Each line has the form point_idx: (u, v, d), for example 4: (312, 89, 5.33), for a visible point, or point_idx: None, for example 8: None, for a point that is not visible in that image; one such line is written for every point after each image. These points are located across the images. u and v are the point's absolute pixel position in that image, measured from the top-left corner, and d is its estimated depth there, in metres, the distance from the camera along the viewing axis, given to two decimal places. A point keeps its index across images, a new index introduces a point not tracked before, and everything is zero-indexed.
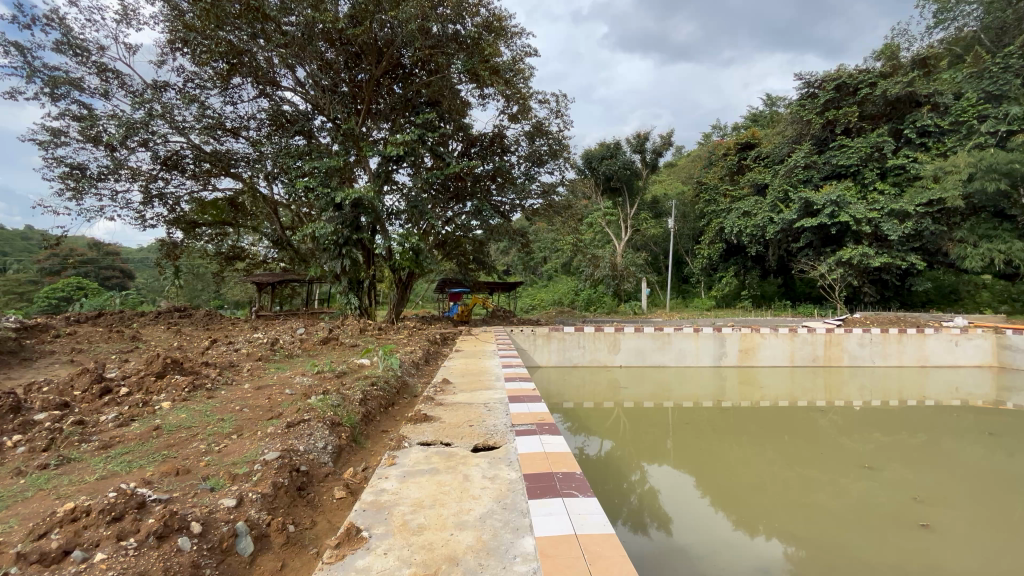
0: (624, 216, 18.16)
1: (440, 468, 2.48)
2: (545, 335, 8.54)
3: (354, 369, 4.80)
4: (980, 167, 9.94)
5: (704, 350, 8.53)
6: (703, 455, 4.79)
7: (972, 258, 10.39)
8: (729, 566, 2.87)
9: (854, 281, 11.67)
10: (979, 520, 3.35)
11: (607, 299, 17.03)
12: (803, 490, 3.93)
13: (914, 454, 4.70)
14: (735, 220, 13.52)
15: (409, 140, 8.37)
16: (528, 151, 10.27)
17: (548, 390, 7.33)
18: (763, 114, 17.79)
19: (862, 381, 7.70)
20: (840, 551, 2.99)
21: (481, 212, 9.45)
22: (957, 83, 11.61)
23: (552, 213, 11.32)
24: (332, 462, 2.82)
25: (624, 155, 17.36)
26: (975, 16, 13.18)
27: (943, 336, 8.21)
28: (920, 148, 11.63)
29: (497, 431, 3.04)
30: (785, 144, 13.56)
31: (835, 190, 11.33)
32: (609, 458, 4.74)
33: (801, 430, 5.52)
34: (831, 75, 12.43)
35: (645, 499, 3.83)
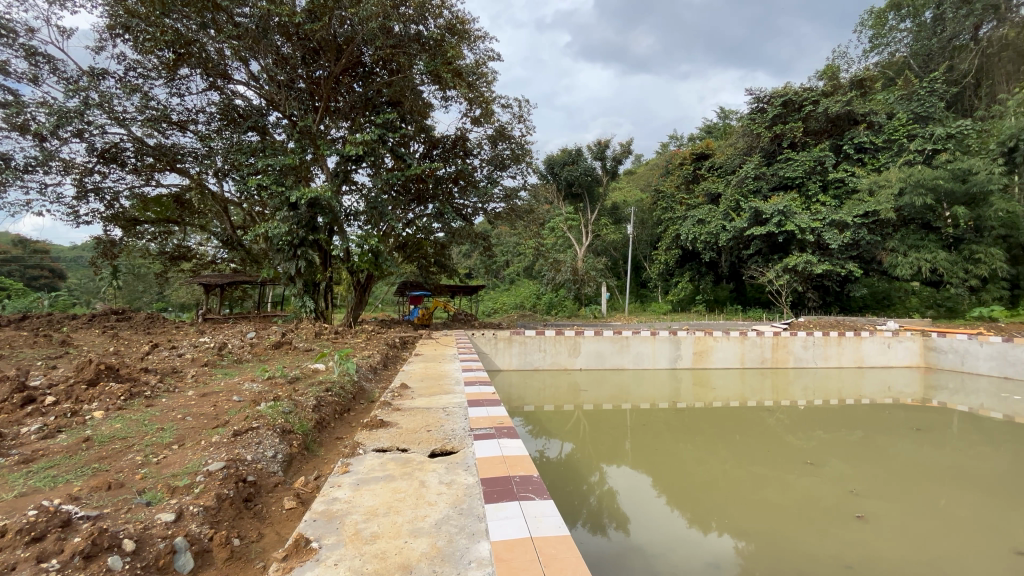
0: (585, 221, 18.47)
1: (395, 475, 2.43)
2: (507, 339, 8.57)
3: (307, 374, 4.64)
4: (909, 182, 10.74)
5: (660, 353, 8.78)
6: (660, 455, 4.92)
7: (902, 266, 11.18)
8: (684, 563, 2.95)
9: (799, 286, 12.33)
10: (908, 510, 3.59)
11: (568, 303, 17.25)
12: (752, 487, 4.10)
13: (852, 449, 4.99)
14: (690, 227, 14.01)
15: (369, 139, 8.20)
16: (490, 155, 10.29)
17: (509, 393, 7.34)
18: (717, 126, 18.58)
19: (806, 381, 8.13)
20: (784, 543, 3.13)
21: (443, 215, 9.40)
22: (889, 104, 12.49)
23: (514, 217, 11.37)
24: (282, 472, 2.70)
25: (586, 162, 17.76)
26: (906, 42, 14.25)
27: (877, 338, 8.79)
28: (857, 162, 12.45)
29: (456, 436, 3.01)
30: (737, 155, 14.18)
31: (782, 201, 11.95)
32: (570, 460, 4.78)
33: (751, 429, 5.77)
34: (778, 91, 13.13)
35: (604, 500, 3.90)
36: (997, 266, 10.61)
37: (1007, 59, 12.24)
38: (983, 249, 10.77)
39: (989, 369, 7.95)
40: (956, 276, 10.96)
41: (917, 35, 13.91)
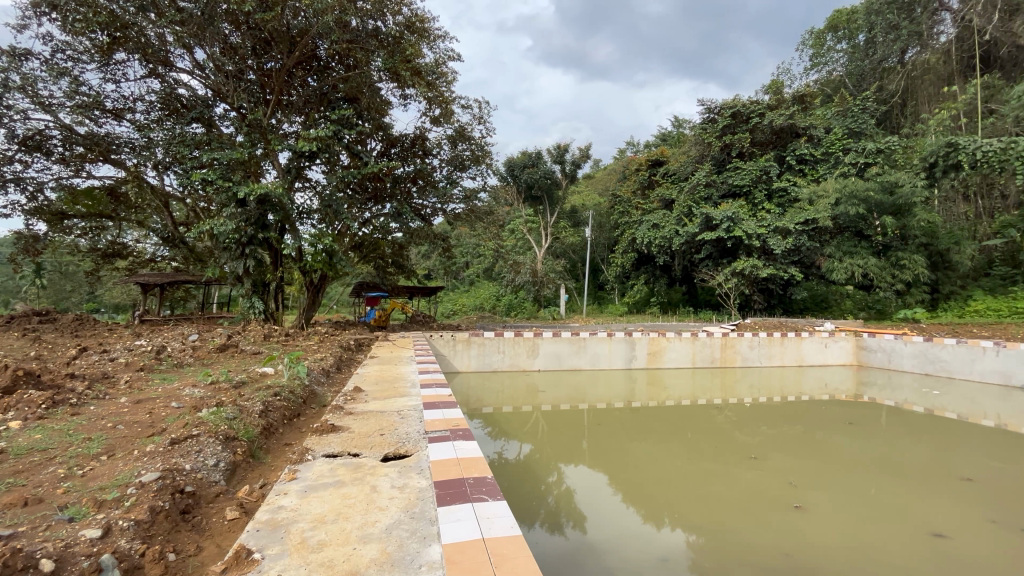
0: (544, 223, 18.65)
1: (346, 480, 2.36)
2: (465, 341, 8.55)
3: (254, 378, 4.43)
4: (843, 193, 11.53)
5: (616, 353, 8.99)
6: (616, 454, 5.03)
7: (838, 271, 11.94)
8: (637, 558, 3.03)
9: (745, 289, 12.94)
10: (841, 498, 3.84)
11: (528, 305, 17.36)
12: (702, 481, 4.27)
13: (792, 444, 5.29)
14: (645, 231, 14.40)
15: (323, 136, 7.96)
16: (450, 155, 10.23)
17: (468, 395, 7.30)
18: (671, 135, 19.27)
19: (751, 380, 8.54)
20: (730, 535, 3.27)
21: (401, 215, 9.25)
22: (827, 119, 13.35)
23: (474, 219, 11.34)
24: (224, 481, 2.57)
25: (545, 165, 17.98)
26: (842, 62, 15.31)
27: (816, 339, 9.37)
28: (798, 173, 13.21)
29: (410, 439, 2.96)
30: (690, 163, 14.76)
31: (731, 208, 12.51)
32: (528, 461, 4.80)
33: (701, 426, 6.00)
34: (728, 103, 13.76)
35: (561, 499, 3.94)
36: (919, 271, 11.53)
37: (929, 82, 13.34)
38: (907, 256, 11.67)
39: (912, 366, 8.62)
40: (885, 281, 11.81)
41: (852, 56, 14.94)
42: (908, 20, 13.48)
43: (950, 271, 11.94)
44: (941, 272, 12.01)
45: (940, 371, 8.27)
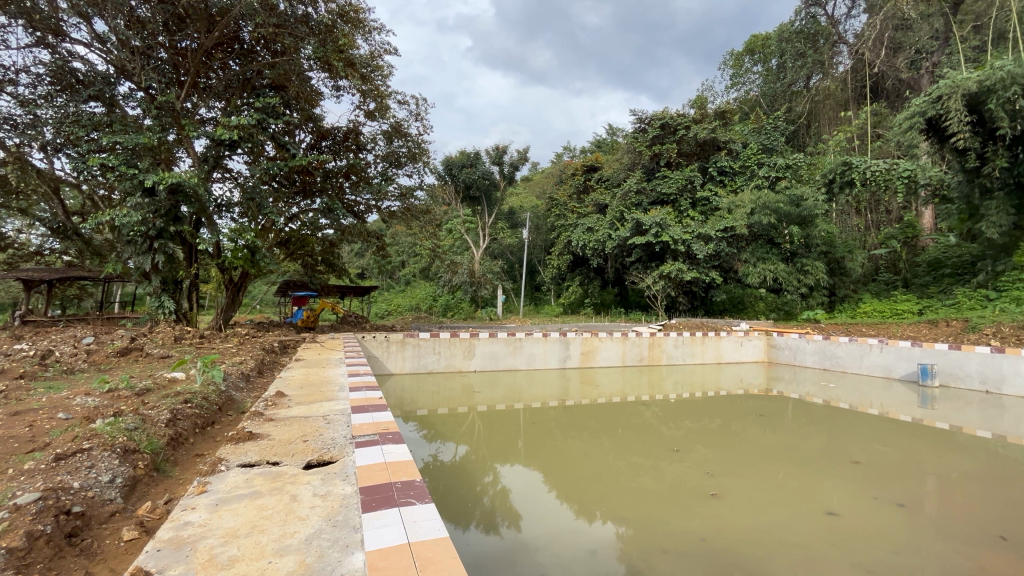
0: (482, 224, 18.65)
1: (263, 491, 2.22)
2: (400, 342, 8.38)
3: (162, 384, 4.06)
4: (758, 204, 12.54)
5: (551, 353, 9.17)
6: (550, 452, 5.12)
7: (752, 275, 12.94)
8: (569, 552, 3.11)
9: (672, 292, 13.69)
10: (753, 485, 4.16)
11: (465, 305, 17.29)
12: (631, 475, 4.45)
13: (711, 436, 5.66)
14: (581, 234, 14.81)
15: (246, 124, 7.46)
16: (385, 151, 9.96)
17: (402, 397, 7.14)
18: (605, 141, 20.02)
19: (676, 377, 9.06)
20: (655, 525, 3.43)
21: (332, 211, 8.87)
22: (744, 135, 14.47)
23: (410, 217, 11.15)
24: (122, 498, 2.33)
25: (484, 166, 18.01)
26: (757, 84, 16.70)
27: (732, 338, 10.11)
28: (718, 183, 14.19)
29: (336, 445, 2.84)
30: (622, 170, 15.45)
31: (659, 215, 13.20)
32: (464, 463, 4.76)
33: (630, 422, 6.25)
34: (657, 115, 14.53)
35: (497, 500, 3.95)
36: (820, 276, 12.77)
37: (829, 106, 14.83)
38: (810, 262, 12.89)
39: (813, 362, 9.55)
40: (792, 284, 12.95)
41: (766, 78, 16.32)
42: (813, 50, 14.93)
43: (845, 276, 13.33)
44: (837, 277, 13.38)
45: (835, 366, 9.19)
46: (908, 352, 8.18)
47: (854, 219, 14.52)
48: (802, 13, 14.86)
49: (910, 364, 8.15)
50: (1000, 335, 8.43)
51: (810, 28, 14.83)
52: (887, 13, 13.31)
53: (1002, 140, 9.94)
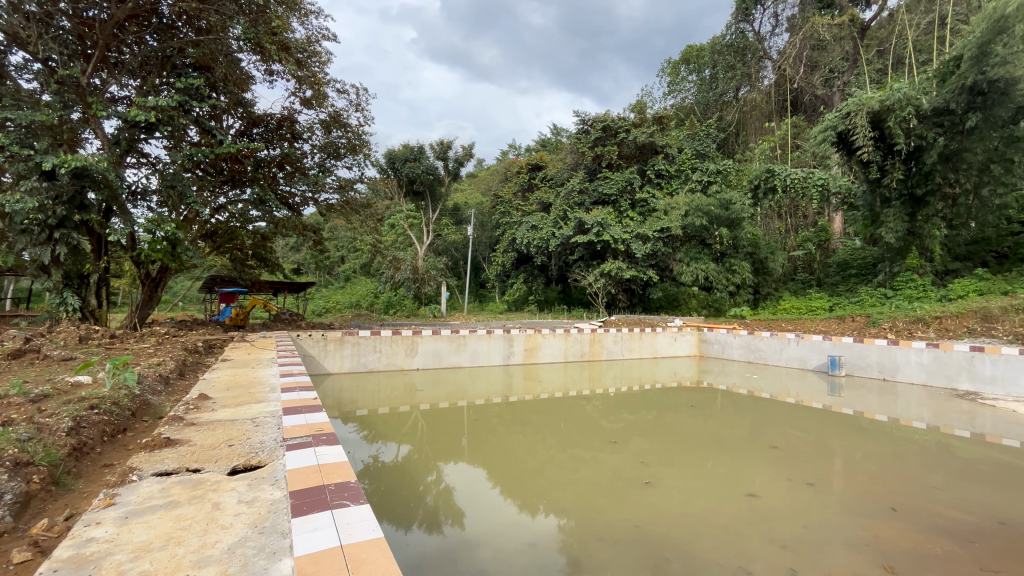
0: (426, 219, 18.36)
1: (181, 500, 2.06)
2: (338, 340, 8.10)
3: (63, 390, 3.66)
4: (691, 207, 13.22)
5: (495, 350, 9.21)
6: (493, 448, 5.14)
7: (685, 274, 13.61)
8: (512, 545, 3.15)
9: (612, 289, 14.14)
10: (685, 472, 4.39)
11: (408, 302, 16.95)
12: (572, 468, 4.56)
13: (647, 427, 5.92)
14: (525, 232, 14.99)
15: (166, 106, 6.88)
16: (323, 141, 9.55)
17: (340, 398, 6.89)
18: (550, 141, 20.34)
19: (615, 371, 9.39)
20: (594, 515, 3.53)
21: (264, 202, 8.40)
22: (680, 140, 15.21)
23: (350, 211, 10.77)
24: (11, 518, 2.08)
25: (428, 160, 17.65)
26: (691, 93, 17.55)
27: (667, 334, 10.63)
28: (656, 185, 14.79)
29: (265, 448, 2.70)
30: (566, 169, 15.83)
31: (600, 214, 13.55)
32: (406, 463, 4.67)
33: (571, 416, 6.41)
34: (599, 117, 14.96)
35: (440, 498, 3.91)
36: (745, 275, 13.67)
37: (755, 117, 15.92)
38: (737, 262, 13.75)
39: (738, 355, 10.23)
40: (721, 283, 13.72)
41: (700, 87, 17.24)
42: (742, 63, 16.06)
43: (767, 276, 14.35)
44: (761, 277, 14.38)
45: (758, 359, 9.88)
46: (820, 345, 8.95)
47: (776, 223, 15.66)
48: (732, 28, 16.01)
49: (821, 356, 8.93)
50: (895, 329, 9.45)
51: (739, 42, 15.98)
52: (806, 33, 14.44)
53: (899, 155, 11.12)
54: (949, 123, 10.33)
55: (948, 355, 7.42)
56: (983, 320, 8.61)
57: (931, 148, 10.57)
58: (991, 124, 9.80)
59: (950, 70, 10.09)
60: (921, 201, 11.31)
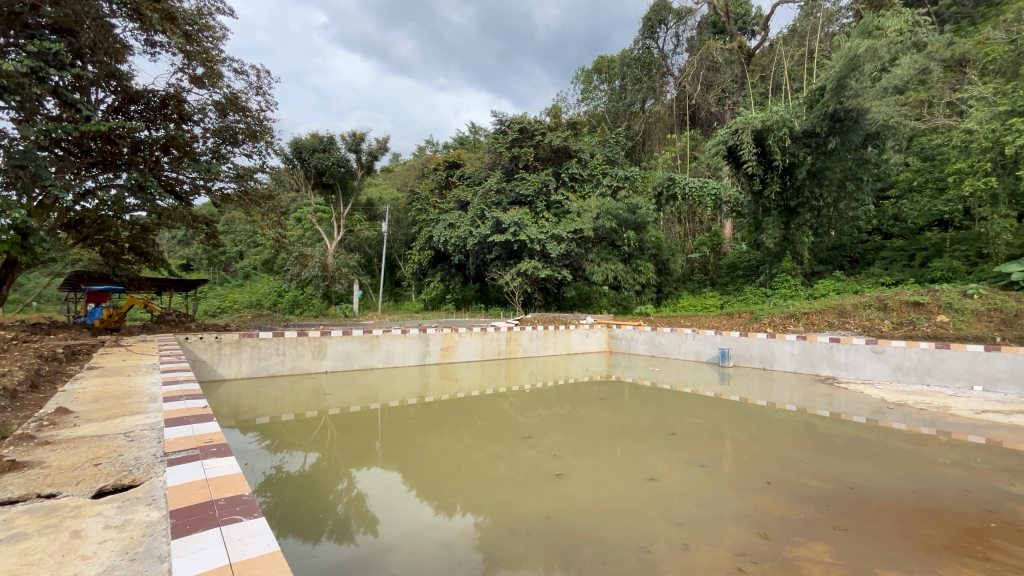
0: (337, 214, 17.51)
1: (29, 531, 1.77)
2: (235, 344, 7.50)
3: None
4: (602, 210, 13.90)
5: (410, 350, 9.01)
6: (408, 451, 5.02)
7: (597, 274, 14.29)
8: (427, 547, 3.09)
9: (528, 288, 14.39)
10: (594, 463, 4.60)
11: (316, 301, 16.02)
12: (488, 465, 4.59)
13: (561, 421, 6.13)
14: (442, 230, 14.86)
15: (16, 72, 5.82)
16: (217, 125, 8.71)
17: (237, 406, 6.34)
18: (468, 140, 20.37)
19: (531, 368, 9.63)
20: (509, 510, 3.59)
21: (145, 188, 7.48)
22: (592, 146, 15.95)
23: (249, 203, 9.95)
24: None
25: (338, 152, 16.51)
26: (602, 101, 18.61)
27: (580, 331, 11.13)
28: (570, 188, 15.31)
29: (141, 465, 2.40)
30: (484, 169, 16.00)
31: (517, 214, 13.71)
32: (314, 471, 4.41)
33: (488, 414, 6.45)
34: (516, 119, 15.27)
35: (352, 506, 3.73)
36: (649, 275, 14.68)
37: (659, 128, 17.20)
38: (643, 262, 14.70)
39: (643, 349, 10.98)
40: (629, 282, 14.61)
41: (610, 97, 18.30)
42: (647, 77, 17.30)
43: (669, 276, 15.50)
44: (663, 277, 15.50)
45: (660, 353, 10.67)
46: (712, 339, 9.88)
47: (677, 227, 16.99)
48: (639, 44, 17.17)
49: (713, 349, 9.86)
50: (773, 323, 10.77)
51: (645, 57, 17.18)
52: (702, 54, 15.91)
53: (776, 170, 12.57)
54: (815, 144, 11.82)
55: (813, 346, 8.54)
56: (839, 315, 9.98)
57: (801, 165, 12.09)
58: (846, 147, 11.39)
59: (816, 98, 11.50)
60: (793, 211, 12.86)
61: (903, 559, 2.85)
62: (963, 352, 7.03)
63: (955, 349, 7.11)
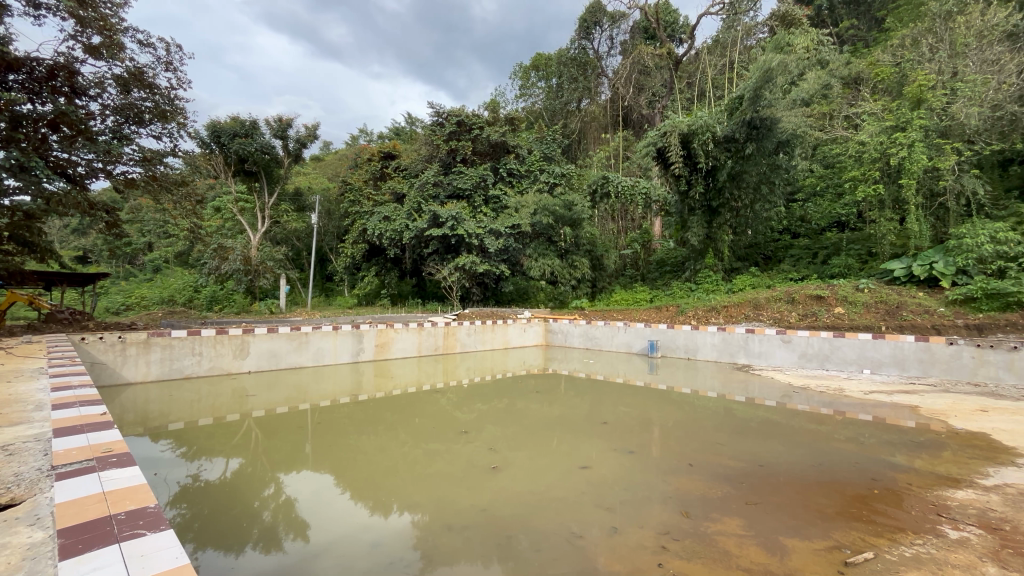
0: (261, 204, 16.44)
1: None
2: (142, 343, 6.85)
3: None
4: (538, 206, 14.12)
5: (342, 347, 8.67)
6: (341, 451, 4.83)
7: (534, 269, 14.50)
8: (359, 550, 2.99)
9: (466, 283, 14.30)
10: (532, 454, 4.67)
11: (238, 297, 14.97)
12: (426, 462, 4.53)
13: (499, 416, 6.17)
14: (377, 223, 14.42)
15: None
16: (119, 103, 7.86)
17: (145, 411, 5.79)
18: (404, 131, 19.92)
19: (469, 363, 9.59)
20: (446, 506, 3.56)
21: (29, 169, 6.61)
22: (530, 142, 16.11)
23: (158, 189, 9.08)
24: None
25: (262, 138, 15.42)
26: (540, 98, 18.85)
27: (517, 325, 11.26)
28: (507, 183, 15.34)
29: (21, 482, 2.12)
30: (420, 161, 15.75)
31: (455, 208, 13.57)
32: (237, 478, 4.13)
33: (425, 411, 6.36)
34: (453, 111, 15.19)
35: (280, 512, 3.54)
36: (584, 270, 15.07)
37: (594, 128, 17.74)
38: (578, 258, 15.05)
39: (578, 343, 11.30)
40: (565, 277, 14.92)
41: (548, 94, 18.58)
42: (583, 76, 17.76)
43: (602, 271, 16.01)
44: (598, 272, 15.99)
45: (594, 345, 11.04)
46: (642, 331, 10.36)
47: (611, 225, 17.62)
48: (575, 43, 17.59)
49: (643, 341, 10.33)
50: (696, 316, 11.48)
51: (581, 57, 17.60)
52: (634, 58, 16.55)
53: (700, 172, 13.39)
54: (734, 148, 12.71)
55: (731, 336, 9.21)
56: (754, 307, 10.81)
57: (722, 168, 12.99)
58: (761, 152, 12.33)
59: (735, 106, 12.34)
60: (715, 211, 13.75)
61: (802, 526, 3.15)
62: (856, 339, 7.89)
63: (849, 337, 7.97)
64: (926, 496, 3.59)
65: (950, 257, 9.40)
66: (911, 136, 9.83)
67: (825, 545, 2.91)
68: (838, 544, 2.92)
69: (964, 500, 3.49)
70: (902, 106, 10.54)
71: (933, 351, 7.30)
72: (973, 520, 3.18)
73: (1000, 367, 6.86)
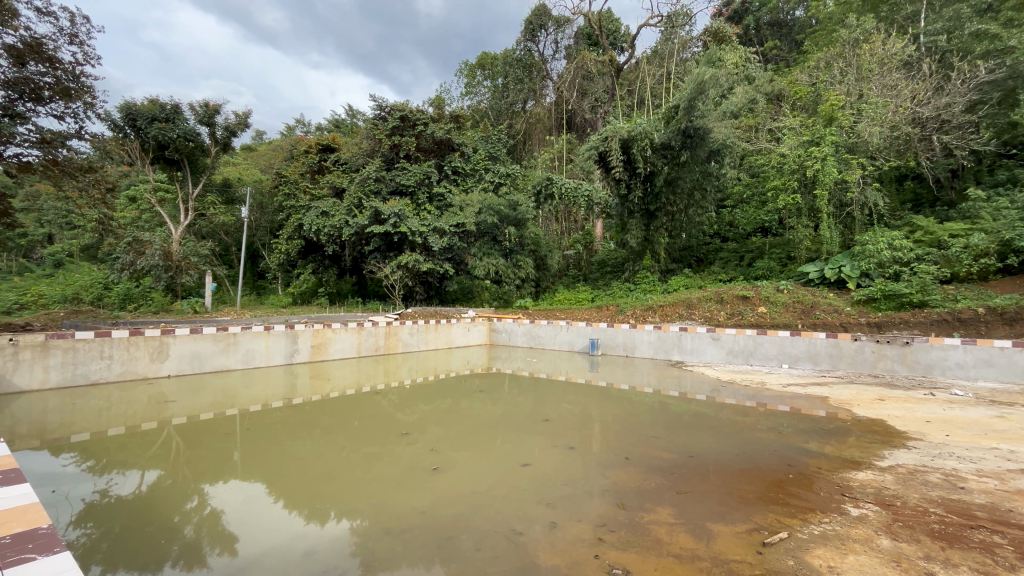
0: (185, 195, 15.25)
1: None
2: (39, 348, 6.17)
3: None
4: (484, 206, 13.98)
5: (274, 349, 8.22)
6: (274, 458, 4.58)
7: (479, 268, 14.46)
8: (292, 562, 2.84)
9: (409, 281, 14.03)
10: (474, 454, 4.65)
11: (155, 295, 13.77)
12: (365, 465, 4.39)
13: (441, 416, 6.09)
14: (314, 218, 13.81)
15: None
16: (12, 76, 7.00)
17: (43, 422, 5.21)
18: (345, 123, 19.25)
19: (411, 363, 9.41)
20: (387, 510, 3.46)
21: None
22: (474, 140, 15.94)
23: (59, 175, 8.19)
24: None
25: (186, 123, 14.16)
26: (485, 97, 18.82)
27: (461, 325, 11.19)
28: (452, 181, 15.21)
29: None
30: (361, 155, 15.30)
31: (397, 205, 13.26)
32: (155, 492, 3.80)
33: (364, 413, 6.16)
34: (397, 105, 14.85)
35: (205, 525, 3.30)
36: (528, 270, 15.19)
37: (538, 129, 17.96)
38: (523, 258, 15.13)
39: (522, 341, 11.41)
40: (509, 276, 14.94)
41: (493, 94, 18.58)
42: (528, 78, 17.97)
43: (546, 271, 16.24)
44: (541, 272, 16.22)
45: (538, 344, 11.19)
46: (583, 330, 10.62)
47: (554, 226, 17.99)
48: (521, 45, 17.79)
49: (584, 339, 10.60)
50: (634, 315, 11.95)
51: (526, 59, 17.80)
52: (578, 64, 17.09)
53: (639, 177, 13.87)
54: (670, 155, 13.35)
55: (667, 334, 9.65)
56: (687, 307, 11.38)
57: (659, 174, 13.59)
58: (694, 160, 13.07)
59: (671, 115, 12.96)
60: (652, 215, 14.36)
61: (727, 511, 3.37)
62: (776, 336, 8.53)
63: (770, 335, 8.60)
64: (832, 478, 3.95)
65: (855, 262, 10.38)
66: (824, 151, 10.80)
67: (746, 528, 3.12)
68: (757, 526, 3.14)
69: (865, 480, 3.88)
70: (817, 122, 11.49)
71: (840, 346, 8.03)
72: (871, 498, 3.54)
73: (895, 360, 7.67)
